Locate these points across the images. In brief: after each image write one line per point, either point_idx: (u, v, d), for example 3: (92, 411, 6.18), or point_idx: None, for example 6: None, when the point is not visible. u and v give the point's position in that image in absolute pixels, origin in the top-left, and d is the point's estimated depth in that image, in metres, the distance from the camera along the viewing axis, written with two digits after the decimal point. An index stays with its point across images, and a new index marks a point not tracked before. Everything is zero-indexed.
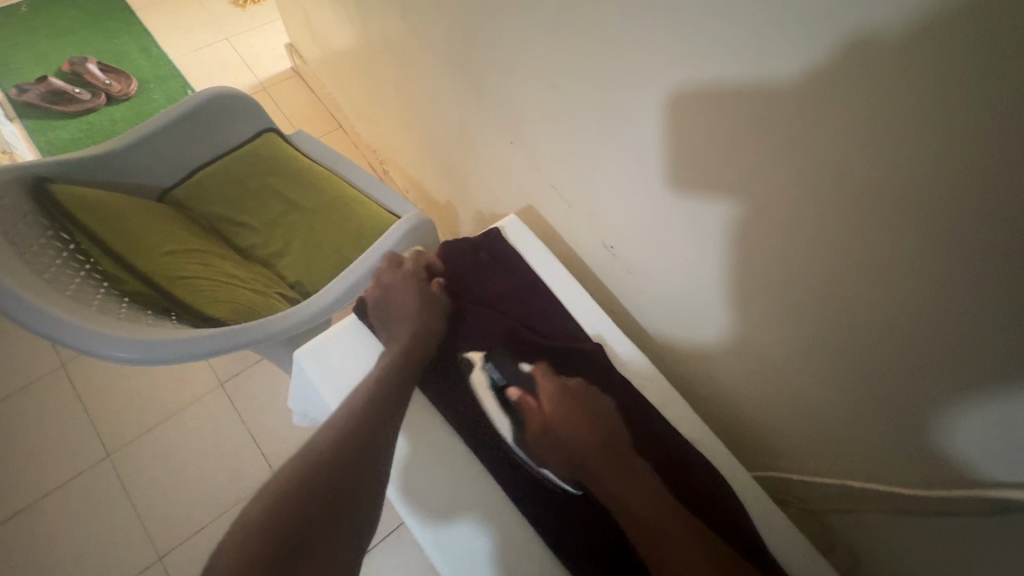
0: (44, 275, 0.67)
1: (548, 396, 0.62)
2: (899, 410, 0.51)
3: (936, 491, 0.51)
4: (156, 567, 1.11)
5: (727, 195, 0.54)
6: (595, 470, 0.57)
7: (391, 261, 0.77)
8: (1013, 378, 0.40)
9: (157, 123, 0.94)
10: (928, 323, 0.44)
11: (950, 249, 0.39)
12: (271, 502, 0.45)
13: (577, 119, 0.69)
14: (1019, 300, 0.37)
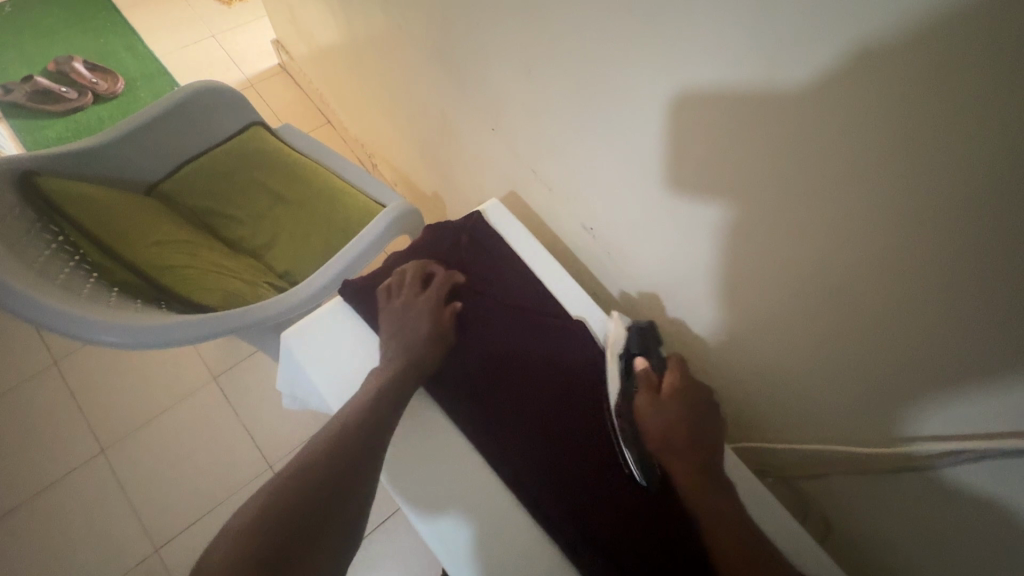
0: (35, 266, 0.68)
1: (675, 376, 0.65)
2: (861, 375, 0.54)
3: (896, 452, 0.54)
4: (153, 559, 1.13)
5: (696, 172, 0.56)
6: (684, 459, 0.60)
7: (416, 278, 0.74)
8: (954, 336, 0.43)
9: (143, 118, 0.95)
10: (888, 291, 0.46)
11: (907, 221, 0.41)
12: (266, 503, 0.48)
13: (556, 105, 0.71)
14: (954, 261, 0.40)
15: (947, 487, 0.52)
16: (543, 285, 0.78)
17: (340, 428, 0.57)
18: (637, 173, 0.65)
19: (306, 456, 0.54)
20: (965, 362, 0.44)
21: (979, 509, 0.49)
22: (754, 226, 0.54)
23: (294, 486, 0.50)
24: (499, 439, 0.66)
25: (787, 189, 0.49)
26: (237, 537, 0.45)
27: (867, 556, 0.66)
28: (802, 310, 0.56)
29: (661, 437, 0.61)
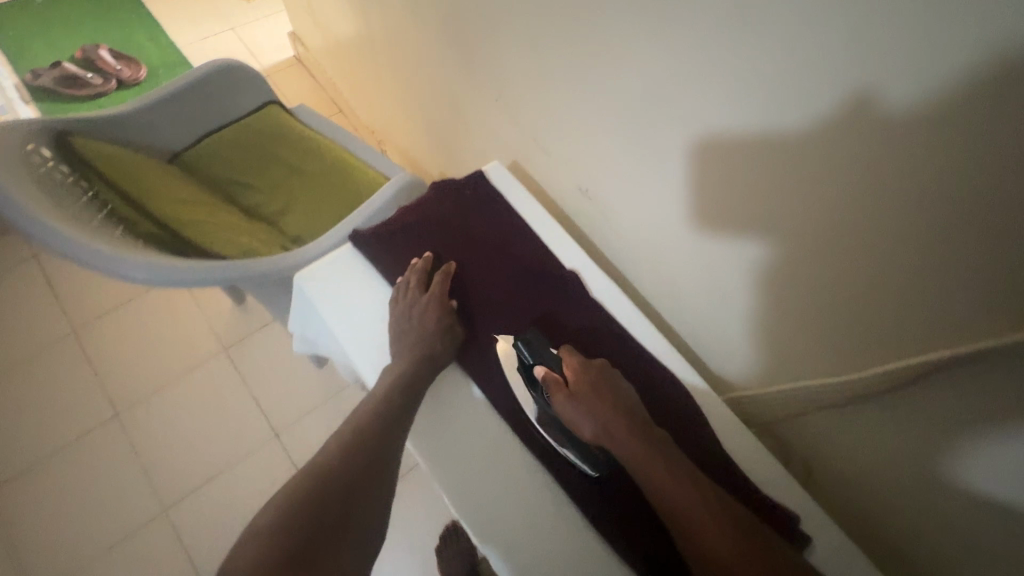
0: (69, 211, 0.73)
1: (575, 369, 0.64)
2: (835, 312, 0.57)
3: (871, 380, 0.56)
4: (162, 517, 1.19)
5: (688, 125, 0.61)
6: (626, 451, 0.58)
7: (420, 279, 0.74)
8: (916, 257, 0.47)
9: (169, 91, 1.01)
10: (859, 224, 0.50)
11: (876, 150, 0.45)
12: (282, 508, 0.50)
13: (553, 75, 0.76)
14: (915, 185, 0.44)
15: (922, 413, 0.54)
16: (540, 241, 0.82)
17: (353, 434, 0.60)
18: (632, 136, 0.69)
19: (320, 459, 0.57)
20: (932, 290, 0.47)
21: (950, 418, 0.52)
22: (742, 171, 0.58)
23: (307, 491, 0.52)
24: (494, 379, 0.72)
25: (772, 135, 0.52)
26: (260, 534, 0.48)
27: (844, 499, 0.69)
28: (781, 257, 0.59)
29: (594, 429, 0.60)
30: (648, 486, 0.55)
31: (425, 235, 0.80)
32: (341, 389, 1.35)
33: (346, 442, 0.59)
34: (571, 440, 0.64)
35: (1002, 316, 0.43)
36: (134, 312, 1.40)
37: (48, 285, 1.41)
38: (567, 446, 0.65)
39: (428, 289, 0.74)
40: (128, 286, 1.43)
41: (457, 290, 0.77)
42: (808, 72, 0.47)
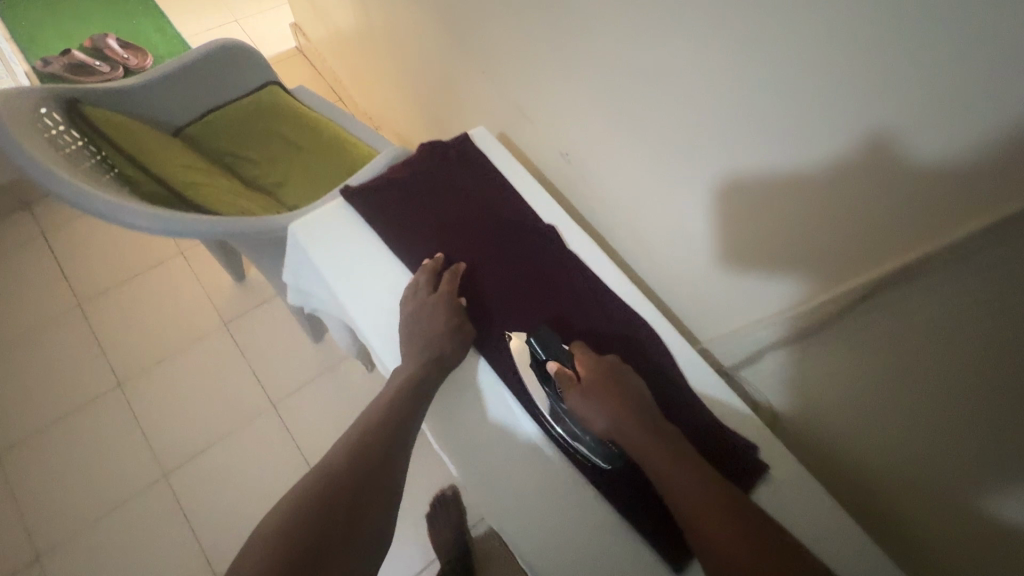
0: (78, 168, 0.80)
1: (588, 364, 0.63)
2: (796, 248, 0.61)
3: (818, 311, 0.59)
4: (162, 482, 1.23)
5: (661, 80, 0.65)
6: (636, 446, 0.56)
7: (429, 278, 0.74)
8: (864, 183, 0.51)
9: (174, 66, 1.05)
10: (814, 158, 0.54)
11: (824, 84, 0.50)
12: (292, 509, 0.51)
13: (539, 43, 0.81)
14: (860, 112, 0.48)
15: (864, 343, 0.57)
16: (522, 199, 0.85)
17: (362, 439, 0.60)
18: (611, 96, 0.74)
19: (330, 459, 0.58)
20: (871, 211, 0.51)
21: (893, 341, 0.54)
22: (709, 118, 0.63)
23: (312, 498, 0.53)
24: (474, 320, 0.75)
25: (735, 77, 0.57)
26: (271, 536, 0.49)
27: (804, 446, 0.71)
28: (748, 199, 0.63)
29: (605, 423, 0.59)
30: (661, 483, 0.53)
31: (410, 191, 0.83)
32: (338, 362, 1.39)
33: (353, 448, 0.59)
34: (584, 435, 0.64)
35: (928, 224, 0.47)
36: (138, 288, 1.44)
37: (54, 261, 1.46)
38: (582, 439, 0.65)
39: (438, 288, 0.73)
40: (131, 263, 1.47)
41: (466, 289, 0.77)
42: (762, 11, 0.51)
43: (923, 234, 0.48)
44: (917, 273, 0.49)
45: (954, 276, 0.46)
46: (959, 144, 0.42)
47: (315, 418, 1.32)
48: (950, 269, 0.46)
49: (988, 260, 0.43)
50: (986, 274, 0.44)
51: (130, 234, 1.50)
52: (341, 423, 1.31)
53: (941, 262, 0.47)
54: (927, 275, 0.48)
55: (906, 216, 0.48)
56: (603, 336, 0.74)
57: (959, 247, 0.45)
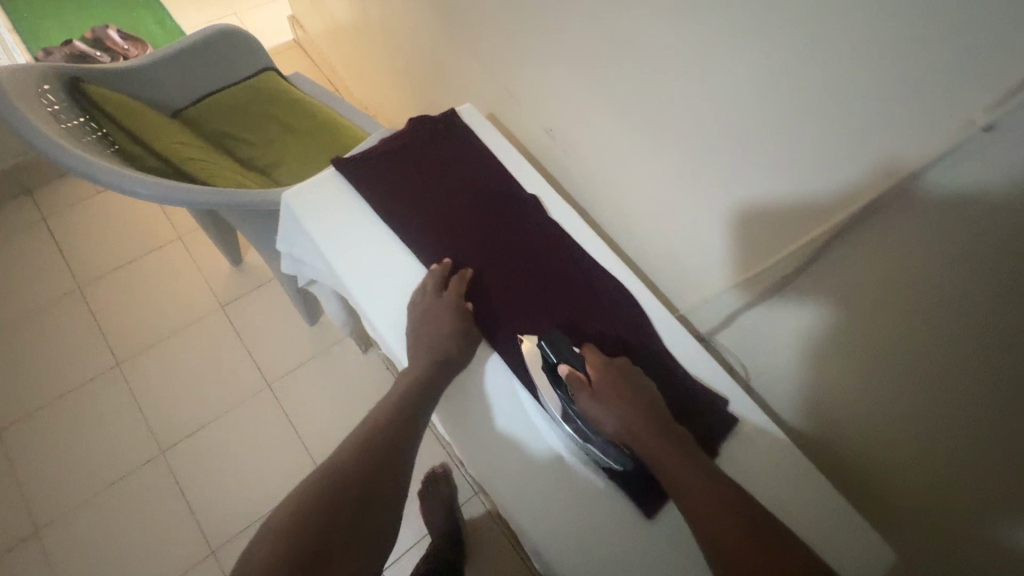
0: (80, 141, 0.84)
1: (598, 368, 0.67)
2: (766, 206, 0.66)
3: (791, 260, 0.64)
4: (158, 459, 1.25)
5: (644, 52, 0.71)
6: (649, 446, 0.60)
7: (437, 283, 0.75)
8: (823, 136, 0.56)
9: (175, 49, 1.09)
10: (778, 116, 0.59)
11: (786, 44, 0.55)
12: (297, 506, 0.52)
13: (531, 22, 0.86)
14: (816, 69, 0.53)
15: (831, 285, 0.62)
16: (507, 172, 0.88)
17: (368, 438, 0.60)
18: (597, 71, 0.79)
19: (337, 457, 0.58)
20: (830, 163, 0.57)
21: (850, 280, 0.60)
22: (687, 85, 0.67)
23: (320, 499, 0.52)
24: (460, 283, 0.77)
25: (709, 45, 0.62)
26: (276, 534, 0.49)
27: (780, 395, 0.77)
28: (722, 162, 0.68)
29: (618, 424, 0.62)
30: (672, 485, 0.57)
31: (400, 162, 0.86)
32: (332, 344, 1.42)
33: (360, 447, 0.59)
34: (594, 437, 0.66)
35: (877, 165, 0.53)
36: (136, 271, 1.47)
37: (55, 246, 1.48)
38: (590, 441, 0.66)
39: (445, 292, 0.74)
40: (131, 249, 1.50)
41: (473, 292, 0.78)
42: None
43: (875, 176, 0.53)
44: (872, 213, 0.55)
45: (906, 212, 0.52)
46: (902, 91, 0.48)
47: (310, 399, 1.34)
48: (901, 205, 0.52)
49: (931, 192, 0.49)
50: (931, 208, 0.50)
51: (130, 219, 1.54)
52: (335, 403, 1.34)
53: (894, 199, 0.52)
54: (881, 213, 0.54)
55: (859, 163, 0.54)
56: (581, 299, 0.78)
57: (907, 184, 0.51)
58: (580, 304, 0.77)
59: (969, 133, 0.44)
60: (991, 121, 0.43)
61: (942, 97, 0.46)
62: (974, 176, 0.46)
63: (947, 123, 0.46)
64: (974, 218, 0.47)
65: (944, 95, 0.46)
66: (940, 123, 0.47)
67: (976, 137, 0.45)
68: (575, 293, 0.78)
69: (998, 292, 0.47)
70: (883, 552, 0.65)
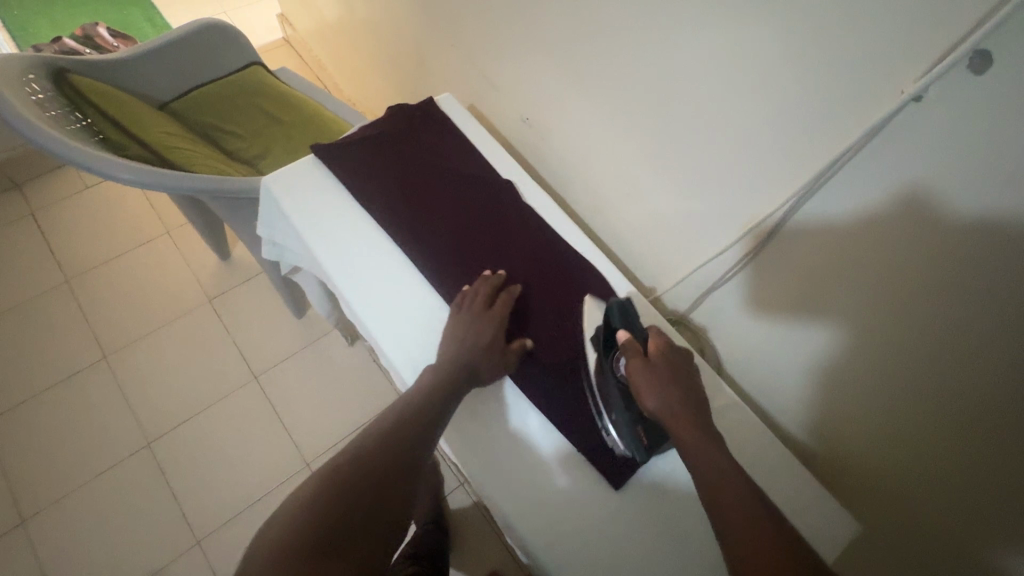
0: (63, 128, 0.86)
1: (660, 347, 0.64)
2: (734, 185, 0.69)
3: (756, 230, 0.68)
4: (145, 450, 1.26)
5: (615, 38, 0.73)
6: (682, 434, 0.57)
7: (489, 292, 0.75)
8: (782, 113, 0.59)
9: (161, 42, 1.10)
10: (741, 95, 0.62)
11: (746, 27, 0.58)
12: (312, 493, 0.53)
13: (507, 13, 0.88)
14: (772, 49, 0.57)
15: (793, 256, 0.66)
16: (483, 159, 0.91)
17: (390, 433, 0.61)
18: (571, 59, 0.81)
19: (355, 447, 0.59)
20: (788, 141, 0.60)
21: (810, 251, 0.64)
22: (656, 69, 0.70)
23: (345, 488, 0.53)
24: (436, 263, 0.79)
25: (674, 30, 0.65)
26: (288, 520, 0.50)
27: (753, 371, 0.80)
28: (691, 144, 0.71)
29: (663, 398, 0.59)
30: (695, 466, 0.54)
31: (379, 148, 0.88)
32: (319, 336, 1.44)
33: (381, 441, 0.60)
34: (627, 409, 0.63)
35: (829, 137, 0.57)
36: (124, 265, 1.48)
37: (44, 240, 1.49)
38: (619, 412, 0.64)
39: (493, 305, 0.74)
40: (120, 243, 1.51)
41: (516, 309, 0.77)
42: None
43: (827, 149, 0.57)
44: (826, 181, 0.59)
45: (854, 179, 0.56)
46: (846, 65, 0.52)
47: (297, 391, 1.35)
48: (849, 174, 0.56)
49: (874, 158, 0.54)
50: (881, 181, 0.54)
51: (119, 213, 1.55)
52: (321, 395, 1.35)
53: (844, 168, 0.57)
54: (834, 181, 0.58)
55: (818, 137, 0.58)
56: (558, 280, 0.80)
57: (857, 147, 0.54)
58: (557, 288, 0.79)
59: (902, 102, 0.49)
60: (920, 91, 0.48)
61: (881, 70, 0.50)
62: (909, 144, 0.50)
63: (886, 94, 0.51)
64: (912, 181, 0.52)
65: (881, 68, 0.50)
66: (879, 94, 0.51)
67: (909, 106, 0.49)
68: (550, 276, 0.80)
69: (936, 249, 0.52)
70: (839, 514, 0.70)
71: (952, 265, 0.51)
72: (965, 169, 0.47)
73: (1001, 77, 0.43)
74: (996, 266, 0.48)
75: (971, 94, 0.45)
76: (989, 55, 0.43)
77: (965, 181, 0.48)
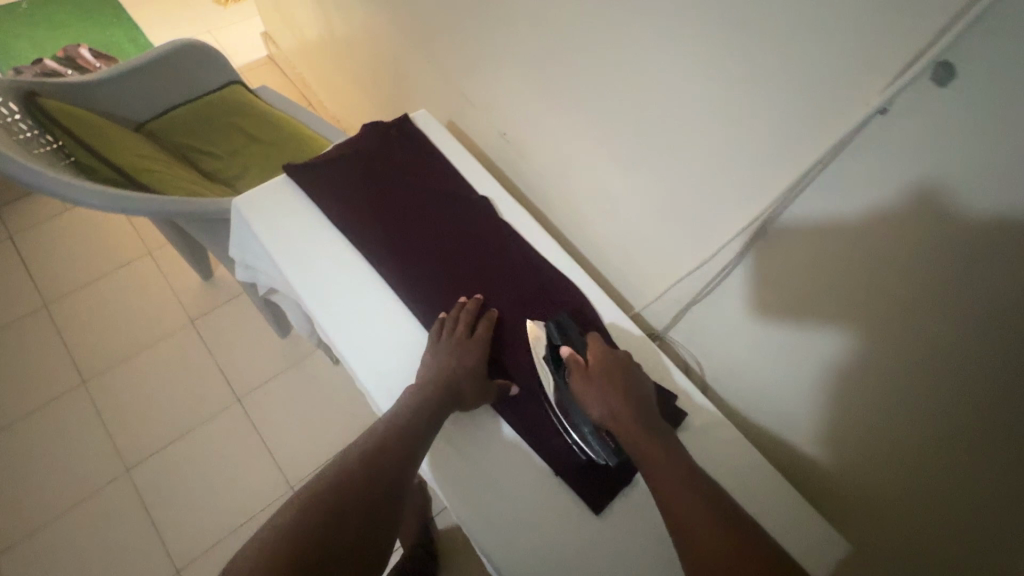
0: (32, 153, 0.85)
1: (598, 355, 0.66)
2: (709, 199, 0.68)
3: (732, 244, 0.68)
4: (123, 477, 1.23)
5: (589, 51, 0.72)
6: (629, 443, 0.58)
7: (468, 319, 0.74)
8: (754, 125, 0.59)
9: (137, 62, 1.09)
10: (714, 108, 0.61)
11: (715, 41, 0.57)
12: (287, 519, 0.48)
13: (483, 29, 0.87)
14: (741, 63, 0.56)
15: (770, 269, 0.65)
16: (460, 175, 0.90)
17: (372, 455, 0.57)
18: (546, 74, 0.81)
19: (335, 470, 0.55)
20: (760, 155, 0.60)
21: (788, 261, 0.63)
22: (629, 83, 0.69)
23: (320, 509, 0.49)
24: (410, 282, 0.78)
25: (643, 43, 0.65)
26: (262, 547, 0.46)
27: (738, 385, 0.79)
28: (667, 157, 0.70)
29: (603, 408, 0.61)
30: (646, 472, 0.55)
31: (352, 166, 0.87)
32: (302, 356, 1.41)
33: (361, 463, 0.56)
34: (586, 424, 0.66)
35: (801, 149, 0.56)
36: (104, 287, 1.46)
37: (22, 264, 1.46)
38: (579, 427, 0.66)
39: (474, 332, 0.74)
40: (100, 265, 1.49)
41: (496, 335, 0.76)
42: None
43: (797, 161, 0.57)
44: (798, 193, 0.58)
45: (825, 192, 0.56)
46: (813, 76, 0.52)
47: (279, 412, 1.32)
48: (820, 186, 0.56)
49: (846, 168, 0.53)
50: (854, 191, 0.53)
51: (99, 235, 1.53)
52: (304, 416, 1.32)
53: (815, 179, 0.56)
54: (806, 193, 0.57)
55: (789, 149, 0.57)
56: (539, 297, 0.79)
57: (828, 158, 0.54)
58: (535, 307, 0.78)
59: (868, 114, 0.48)
60: (885, 103, 0.47)
61: (847, 82, 0.50)
62: (879, 156, 0.50)
63: (852, 105, 0.50)
64: (881, 195, 0.51)
65: (845, 80, 0.50)
66: (845, 106, 0.51)
67: (876, 118, 0.49)
68: (528, 296, 0.78)
69: (913, 260, 0.51)
70: (827, 533, 0.68)
71: (923, 278, 0.51)
72: (931, 180, 0.47)
73: (963, 87, 0.42)
74: (972, 281, 0.47)
75: (935, 104, 0.44)
76: (951, 65, 0.42)
77: (934, 190, 0.47)
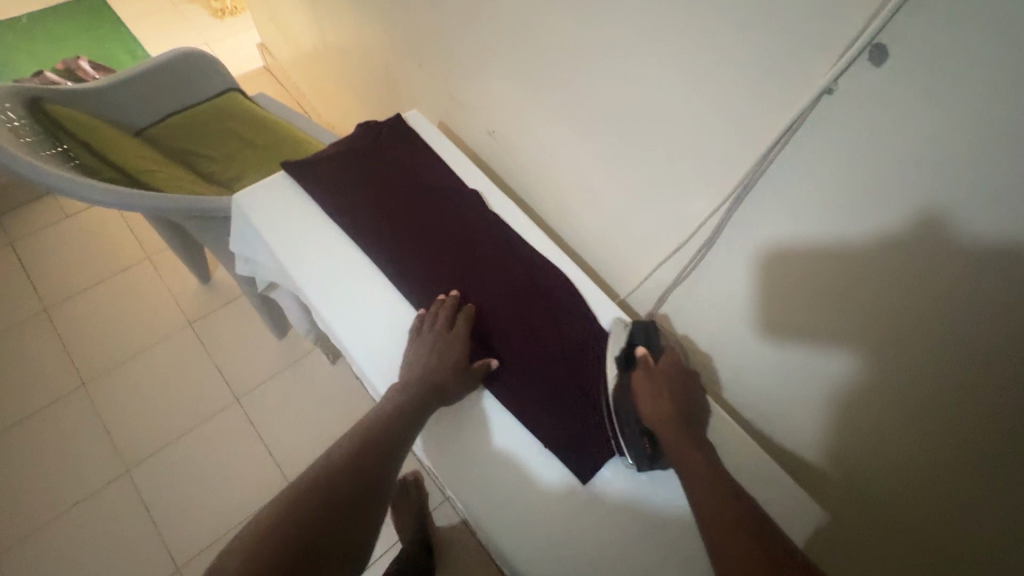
0: (38, 154, 0.89)
1: (669, 361, 0.72)
2: (683, 185, 0.72)
3: (708, 227, 0.71)
4: (123, 477, 1.24)
5: (566, 49, 0.76)
6: (674, 437, 0.64)
7: (446, 316, 0.76)
8: (718, 111, 0.62)
9: (138, 70, 1.13)
10: (682, 98, 0.65)
11: (678, 33, 0.61)
12: (277, 506, 0.51)
13: (468, 32, 0.92)
14: (703, 52, 0.60)
15: (741, 250, 0.69)
16: (451, 171, 0.94)
17: (358, 446, 0.60)
18: (529, 73, 0.85)
19: (323, 462, 0.58)
20: (727, 141, 0.63)
21: (758, 239, 0.66)
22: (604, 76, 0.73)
23: (311, 500, 0.52)
24: (404, 271, 0.81)
25: (616, 40, 0.69)
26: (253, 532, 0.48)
27: (719, 364, 0.82)
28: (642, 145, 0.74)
29: (659, 403, 0.67)
30: (681, 465, 0.61)
31: (348, 162, 0.91)
32: (299, 355, 1.44)
33: (347, 455, 0.59)
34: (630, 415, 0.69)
35: (760, 131, 0.59)
36: (103, 291, 1.48)
37: (22, 270, 1.49)
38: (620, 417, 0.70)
39: (453, 327, 0.76)
40: (99, 270, 1.51)
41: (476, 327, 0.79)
42: None
43: (757, 145, 0.60)
44: (761, 174, 0.61)
45: (785, 171, 0.59)
46: (768, 62, 0.55)
47: (277, 411, 1.35)
48: (780, 166, 0.59)
49: (803, 147, 0.56)
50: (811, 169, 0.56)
51: (98, 241, 1.55)
52: (302, 414, 1.34)
53: (776, 160, 0.59)
54: (768, 174, 0.61)
55: (750, 133, 0.60)
56: (528, 287, 0.82)
57: (786, 139, 0.57)
58: (520, 297, 0.81)
59: (817, 93, 0.52)
60: (831, 83, 0.51)
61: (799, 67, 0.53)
62: (830, 133, 0.53)
63: (802, 87, 0.54)
64: (833, 172, 0.55)
65: (797, 65, 0.53)
66: (797, 89, 0.54)
67: (824, 98, 0.52)
68: (516, 286, 0.82)
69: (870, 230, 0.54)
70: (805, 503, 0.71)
71: (881, 253, 0.54)
72: (877, 154, 0.50)
73: (899, 66, 0.46)
74: (923, 246, 0.51)
75: (875, 82, 0.48)
76: (884, 47, 0.46)
77: (880, 163, 0.51)
